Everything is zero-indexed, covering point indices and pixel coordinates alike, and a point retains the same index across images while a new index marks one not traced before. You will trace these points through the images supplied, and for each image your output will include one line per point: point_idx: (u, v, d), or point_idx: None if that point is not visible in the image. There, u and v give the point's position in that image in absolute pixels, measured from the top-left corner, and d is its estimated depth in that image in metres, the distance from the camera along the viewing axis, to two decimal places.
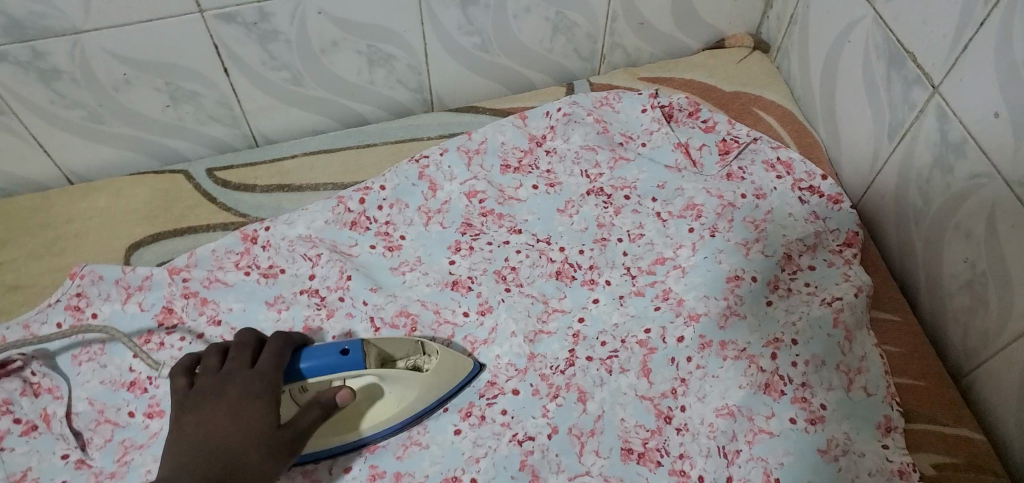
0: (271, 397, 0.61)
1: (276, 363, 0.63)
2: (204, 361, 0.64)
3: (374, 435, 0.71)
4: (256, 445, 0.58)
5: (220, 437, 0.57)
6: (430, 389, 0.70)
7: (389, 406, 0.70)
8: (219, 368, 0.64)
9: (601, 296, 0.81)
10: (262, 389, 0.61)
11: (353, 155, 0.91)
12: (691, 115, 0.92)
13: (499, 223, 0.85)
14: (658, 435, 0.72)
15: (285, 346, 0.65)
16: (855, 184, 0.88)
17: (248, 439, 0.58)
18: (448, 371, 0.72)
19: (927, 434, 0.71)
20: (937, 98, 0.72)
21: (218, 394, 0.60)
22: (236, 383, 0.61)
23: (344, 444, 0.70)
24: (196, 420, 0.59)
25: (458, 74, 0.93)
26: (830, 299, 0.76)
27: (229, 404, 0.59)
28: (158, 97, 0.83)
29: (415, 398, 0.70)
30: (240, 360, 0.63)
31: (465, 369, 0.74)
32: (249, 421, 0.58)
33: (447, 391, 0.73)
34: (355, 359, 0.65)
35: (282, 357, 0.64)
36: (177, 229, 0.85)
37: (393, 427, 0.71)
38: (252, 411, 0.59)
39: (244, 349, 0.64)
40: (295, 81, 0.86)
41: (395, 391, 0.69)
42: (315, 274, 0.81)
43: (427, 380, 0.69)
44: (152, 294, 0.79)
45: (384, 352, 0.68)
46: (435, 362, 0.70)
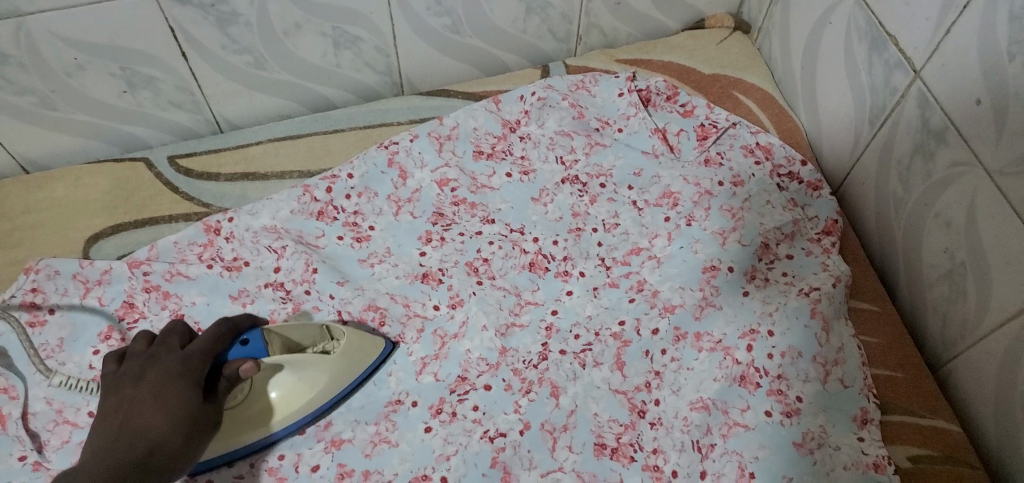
0: (193, 380, 0.59)
1: (206, 346, 0.61)
2: (133, 345, 0.63)
3: (293, 425, 0.69)
4: (178, 427, 0.57)
5: (142, 419, 0.56)
6: (342, 374, 0.70)
7: (300, 396, 0.68)
8: (145, 352, 0.62)
9: (574, 288, 0.79)
10: (186, 370, 0.59)
11: (321, 141, 0.88)
12: (669, 98, 0.90)
13: (471, 212, 0.83)
14: (631, 430, 0.71)
15: (224, 331, 0.64)
16: (835, 170, 0.86)
17: (168, 421, 0.56)
18: (358, 353, 0.71)
19: (903, 426, 0.70)
20: (919, 84, 0.70)
21: (139, 377, 0.59)
22: (162, 365, 0.59)
23: (261, 440, 0.68)
24: (116, 406, 0.57)
25: (428, 57, 0.90)
26: (808, 290, 0.75)
27: (150, 387, 0.58)
28: (113, 83, 0.79)
29: (327, 382, 0.69)
30: (168, 344, 0.62)
31: (376, 348, 0.73)
32: (174, 404, 0.57)
33: (360, 373, 0.72)
34: (257, 349, 0.64)
35: (217, 343, 0.62)
36: (139, 220, 0.82)
37: (314, 413, 0.70)
38: (174, 392, 0.58)
39: (172, 335, 0.63)
40: (257, 64, 0.83)
41: (305, 377, 0.68)
42: (281, 267, 0.78)
43: (337, 362, 0.69)
44: (112, 288, 0.77)
45: (290, 339, 0.68)
46: (345, 343, 0.70)
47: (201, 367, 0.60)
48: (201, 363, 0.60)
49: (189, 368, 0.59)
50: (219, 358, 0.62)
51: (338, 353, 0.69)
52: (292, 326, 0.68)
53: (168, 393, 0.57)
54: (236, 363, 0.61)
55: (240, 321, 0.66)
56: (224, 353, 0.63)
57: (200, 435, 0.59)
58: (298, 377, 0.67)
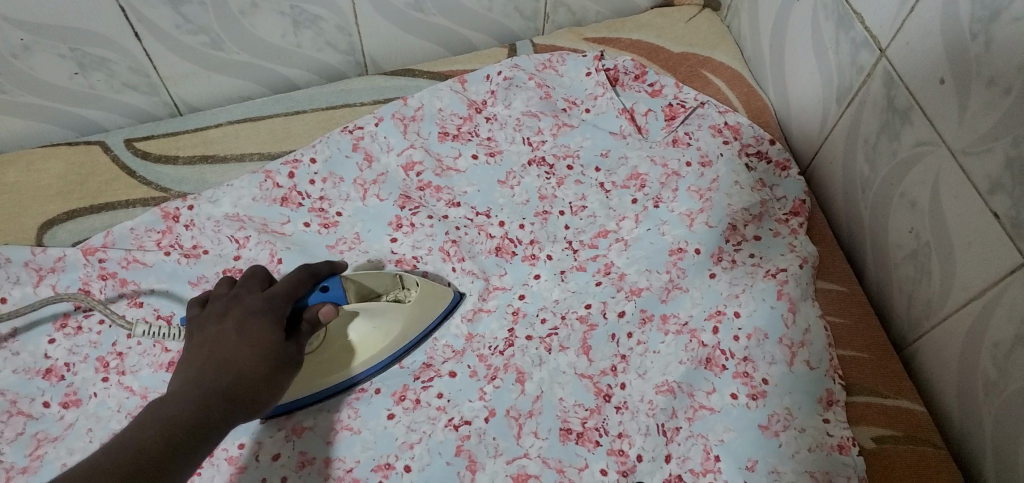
0: (274, 317, 0.59)
1: (288, 288, 0.63)
2: (215, 289, 0.63)
3: (369, 370, 0.72)
4: (264, 358, 0.56)
5: (226, 353, 0.55)
6: (413, 323, 0.72)
7: (377, 342, 0.71)
8: (227, 293, 0.63)
9: (542, 271, 0.78)
10: (268, 308, 0.60)
11: (283, 123, 0.86)
12: (637, 78, 0.89)
13: (437, 196, 0.81)
14: (597, 414, 0.70)
15: (306, 277, 0.65)
16: (804, 150, 0.86)
17: (253, 356, 0.55)
18: (431, 302, 0.73)
19: (868, 407, 0.70)
20: (884, 63, 0.69)
21: (223, 316, 0.58)
22: (243, 305, 0.59)
23: (338, 384, 0.71)
24: (199, 342, 0.56)
25: (391, 37, 0.88)
26: (775, 271, 0.74)
27: (236, 322, 0.57)
28: (64, 64, 0.77)
29: (401, 330, 0.71)
30: (250, 286, 0.63)
31: (445, 298, 0.74)
32: (255, 341, 0.56)
33: (428, 324, 0.74)
34: (335, 296, 0.67)
35: (300, 286, 0.64)
36: (94, 205, 0.80)
37: (387, 359, 0.73)
38: (258, 328, 0.57)
39: (253, 278, 0.64)
40: (214, 45, 0.81)
41: (380, 325, 0.70)
42: (241, 255, 0.77)
43: (408, 311, 0.71)
44: (67, 276, 0.75)
45: (365, 287, 0.71)
46: (417, 293, 0.72)
47: (285, 307, 0.61)
48: (286, 302, 0.62)
49: (272, 308, 0.60)
50: (302, 301, 0.64)
51: (408, 302, 0.71)
52: (366, 275, 0.71)
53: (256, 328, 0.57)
54: (316, 306, 0.64)
55: (320, 268, 0.68)
56: (305, 297, 0.64)
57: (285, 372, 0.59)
58: (374, 324, 0.70)
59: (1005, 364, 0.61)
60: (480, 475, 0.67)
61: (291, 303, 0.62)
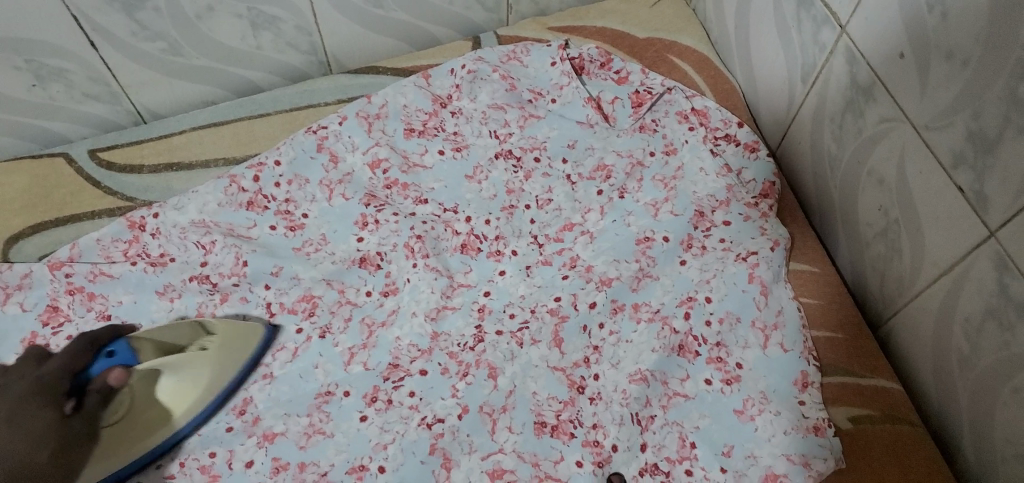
0: (47, 398, 0.59)
1: (67, 361, 0.63)
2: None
3: (188, 426, 0.68)
4: (45, 443, 0.57)
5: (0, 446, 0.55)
6: (223, 369, 0.70)
7: (188, 394, 0.68)
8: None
9: (507, 267, 0.78)
10: (40, 389, 0.60)
11: (246, 127, 0.85)
12: (603, 66, 0.88)
13: (403, 194, 0.81)
14: (571, 406, 0.70)
15: (84, 346, 0.65)
16: (773, 131, 0.85)
17: (30, 446, 0.56)
18: (236, 345, 0.71)
19: (844, 387, 0.70)
20: (845, 39, 0.69)
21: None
22: (10, 392, 0.59)
23: (158, 445, 0.67)
24: None
25: (353, 34, 0.87)
26: (746, 254, 0.74)
27: (7, 412, 0.57)
28: (21, 77, 0.76)
29: (211, 377, 0.69)
30: (22, 369, 0.62)
31: (255, 335, 0.72)
32: (30, 428, 0.57)
33: (244, 366, 0.71)
34: (125, 358, 0.66)
35: (80, 356, 0.64)
36: (61, 217, 0.80)
37: (204, 413, 0.69)
38: (28, 415, 0.58)
39: (30, 360, 0.63)
40: (173, 51, 0.80)
41: (184, 377, 0.68)
42: (208, 261, 0.76)
43: (215, 356, 0.69)
44: (35, 292, 0.74)
45: (163, 342, 0.69)
46: (218, 337, 0.71)
47: (61, 382, 0.61)
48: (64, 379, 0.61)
49: (45, 388, 0.60)
50: (84, 373, 0.64)
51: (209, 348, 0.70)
52: (161, 328, 0.70)
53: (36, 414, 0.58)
54: (103, 373, 0.64)
55: (99, 335, 0.67)
56: (86, 369, 0.64)
57: (70, 450, 0.60)
58: (177, 379, 0.68)
59: (976, 338, 0.61)
60: (456, 472, 0.66)
61: (70, 378, 0.62)
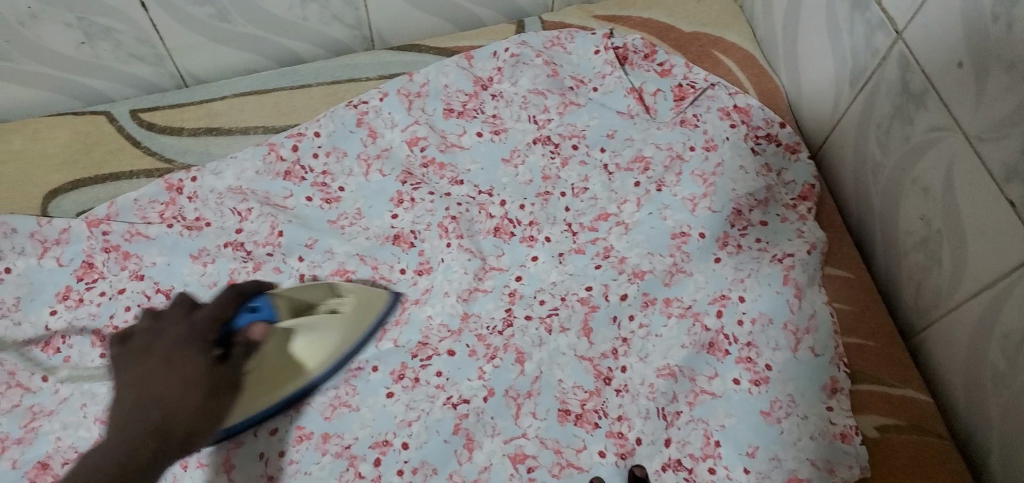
0: (200, 346, 0.55)
1: (216, 311, 0.56)
2: (137, 322, 0.58)
3: (314, 380, 0.69)
4: (195, 390, 0.54)
5: (154, 392, 0.53)
6: (349, 334, 0.70)
7: (317, 356, 0.68)
8: (151, 327, 0.57)
9: (540, 253, 0.77)
10: (192, 337, 0.55)
11: (286, 97, 0.85)
12: (647, 57, 0.87)
13: (440, 173, 0.80)
14: (596, 396, 0.70)
15: (232, 297, 0.58)
16: (815, 133, 0.84)
17: (182, 392, 0.53)
18: (364, 311, 0.71)
19: (872, 395, 0.70)
20: (900, 45, 0.68)
21: (147, 350, 0.55)
22: (166, 334, 0.55)
23: (286, 397, 0.67)
24: (125, 381, 0.54)
25: (398, 10, 0.87)
26: (781, 256, 0.74)
27: (161, 355, 0.54)
28: (70, 33, 0.76)
29: (338, 341, 0.69)
30: (174, 314, 0.57)
31: (380, 302, 0.73)
32: (183, 372, 0.54)
33: (366, 331, 0.72)
34: (268, 314, 0.60)
35: (227, 307, 0.57)
36: (98, 176, 0.80)
37: (328, 371, 0.70)
38: (180, 360, 0.54)
39: (182, 302, 0.58)
40: (220, 16, 0.80)
41: (316, 340, 0.67)
42: (243, 229, 0.76)
43: (344, 322, 0.69)
44: (71, 248, 0.75)
45: (301, 299, 0.67)
46: (349, 303, 0.70)
47: (211, 332, 0.56)
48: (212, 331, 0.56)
49: (195, 336, 0.55)
50: (231, 328, 0.57)
51: (344, 314, 0.69)
52: (301, 288, 0.67)
53: (188, 366, 0.54)
54: (247, 327, 0.57)
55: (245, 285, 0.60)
56: (232, 320, 0.57)
57: (222, 398, 0.56)
58: (310, 340, 0.67)
59: (1014, 355, 0.60)
60: (478, 453, 0.67)
61: (218, 329, 0.56)
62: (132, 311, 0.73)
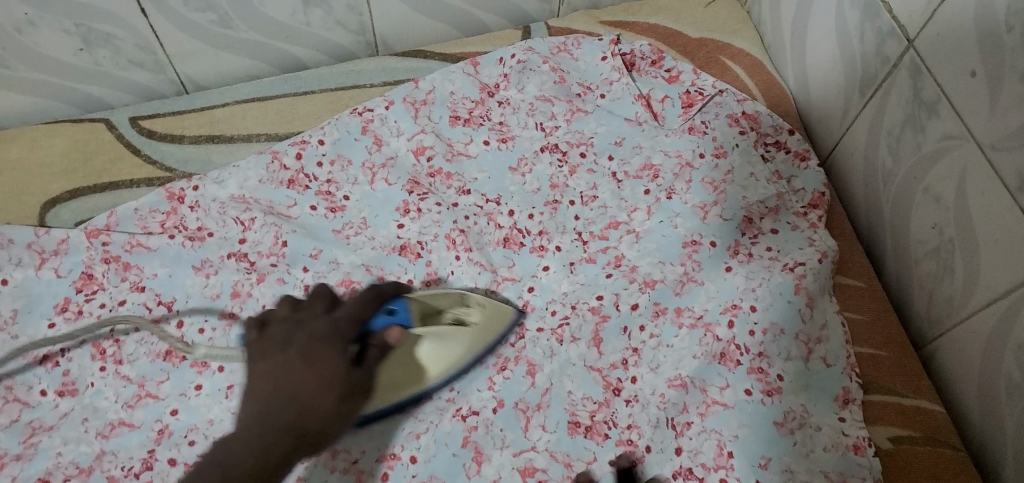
0: (338, 344, 0.56)
1: (355, 311, 0.59)
2: (276, 308, 0.58)
3: (432, 387, 0.68)
4: (331, 389, 0.54)
5: (293, 385, 0.53)
6: (473, 347, 0.69)
7: (439, 364, 0.67)
8: (289, 316, 0.57)
9: (551, 263, 0.77)
10: (332, 335, 0.56)
11: (289, 104, 0.84)
12: (654, 63, 0.87)
13: (447, 183, 0.79)
14: (606, 407, 0.70)
15: (371, 298, 0.61)
16: (824, 140, 0.83)
17: (322, 390, 0.54)
18: (489, 324, 0.70)
19: (885, 406, 0.69)
20: (912, 53, 0.67)
21: (286, 341, 0.55)
22: (308, 329, 0.56)
23: (404, 399, 0.67)
24: (261, 371, 0.54)
25: (402, 16, 0.85)
26: (793, 265, 0.72)
27: (299, 349, 0.54)
28: (68, 40, 0.75)
29: (462, 353, 0.68)
30: (313, 308, 0.58)
31: (506, 316, 0.72)
32: (321, 370, 0.54)
33: (489, 344, 0.71)
34: (403, 318, 0.63)
35: (366, 308, 0.60)
36: (97, 185, 0.79)
37: (446, 379, 0.69)
38: (321, 357, 0.54)
39: (318, 299, 0.59)
40: (222, 22, 0.78)
41: (441, 348, 0.67)
42: (246, 239, 0.75)
43: (471, 333, 0.69)
44: (69, 259, 0.73)
45: (428, 306, 0.67)
46: (478, 314, 0.70)
47: (350, 332, 0.57)
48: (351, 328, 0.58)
49: (338, 334, 0.56)
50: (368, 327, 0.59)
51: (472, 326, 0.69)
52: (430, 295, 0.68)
53: (325, 356, 0.55)
54: (383, 330, 0.60)
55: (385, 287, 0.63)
56: (370, 321, 0.60)
57: (354, 399, 0.57)
58: (436, 347, 0.67)
59: None
60: (487, 466, 0.66)
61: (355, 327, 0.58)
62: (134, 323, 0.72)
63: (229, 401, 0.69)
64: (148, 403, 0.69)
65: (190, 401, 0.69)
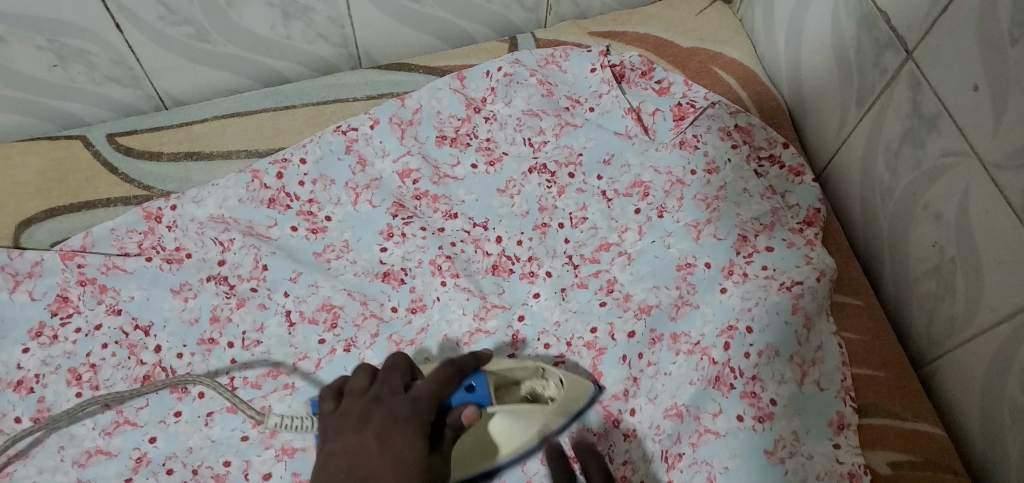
0: (420, 427, 0.52)
1: (433, 389, 0.54)
2: (353, 381, 0.56)
3: (507, 459, 0.67)
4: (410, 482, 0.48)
5: (371, 467, 0.48)
6: (547, 424, 0.65)
7: (511, 442, 0.65)
8: (367, 389, 0.55)
9: (542, 290, 0.76)
10: (413, 415, 0.52)
11: (270, 118, 0.82)
12: (644, 75, 0.84)
13: (433, 206, 0.78)
14: (605, 439, 0.71)
15: (452, 375, 0.56)
16: (819, 153, 0.81)
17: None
18: (569, 400, 0.66)
19: (885, 429, 0.67)
20: (910, 66, 0.65)
21: (364, 418, 0.51)
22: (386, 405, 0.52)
23: (482, 470, 0.67)
24: (338, 449, 0.49)
25: (385, 28, 0.83)
26: (790, 284, 0.69)
27: (376, 428, 0.50)
28: (42, 56, 0.73)
29: (535, 432, 0.65)
30: (390, 382, 0.55)
31: (585, 392, 0.68)
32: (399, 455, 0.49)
33: (565, 419, 0.68)
34: (482, 396, 0.58)
35: (446, 387, 0.55)
36: (73, 204, 0.77)
37: (521, 452, 0.67)
38: (403, 443, 0.50)
39: (395, 372, 0.56)
40: (199, 36, 0.76)
41: (512, 429, 0.64)
42: (226, 260, 0.73)
43: (547, 413, 0.64)
44: (44, 281, 0.71)
45: (505, 376, 0.63)
46: (557, 390, 0.64)
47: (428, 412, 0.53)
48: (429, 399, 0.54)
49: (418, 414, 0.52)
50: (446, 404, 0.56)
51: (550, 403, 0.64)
52: (507, 364, 0.63)
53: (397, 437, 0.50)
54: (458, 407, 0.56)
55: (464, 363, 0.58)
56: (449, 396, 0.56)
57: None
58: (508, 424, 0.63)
59: None
60: None
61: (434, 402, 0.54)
62: (110, 347, 0.70)
63: (209, 429, 0.68)
64: (126, 430, 0.67)
65: (169, 428, 0.68)
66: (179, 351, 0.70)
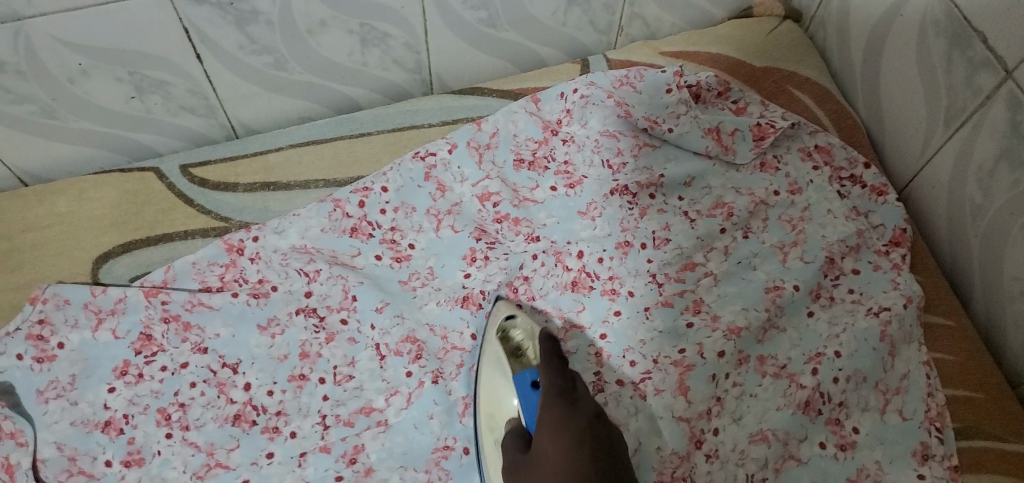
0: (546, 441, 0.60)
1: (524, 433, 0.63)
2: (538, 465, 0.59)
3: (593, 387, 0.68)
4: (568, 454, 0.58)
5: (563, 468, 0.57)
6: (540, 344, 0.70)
7: None
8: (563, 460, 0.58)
9: (623, 308, 0.74)
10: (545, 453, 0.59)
11: (346, 146, 0.81)
12: (720, 95, 0.84)
13: (515, 229, 0.77)
14: (686, 461, 0.67)
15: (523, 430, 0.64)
16: (900, 171, 0.82)
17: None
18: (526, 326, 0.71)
19: (988, 452, 0.67)
20: (1010, 85, 0.63)
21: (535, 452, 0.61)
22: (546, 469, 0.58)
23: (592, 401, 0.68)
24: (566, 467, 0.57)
25: (459, 53, 0.83)
26: (878, 309, 0.72)
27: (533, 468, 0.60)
28: (121, 88, 0.71)
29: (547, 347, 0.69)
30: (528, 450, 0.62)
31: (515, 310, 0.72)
32: (562, 422, 0.60)
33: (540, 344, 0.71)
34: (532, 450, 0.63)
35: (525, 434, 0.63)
36: (150, 237, 0.76)
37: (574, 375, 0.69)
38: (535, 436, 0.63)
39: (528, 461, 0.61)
40: (277, 65, 0.75)
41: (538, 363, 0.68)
42: (312, 292, 0.72)
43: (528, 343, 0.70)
44: (128, 319, 0.69)
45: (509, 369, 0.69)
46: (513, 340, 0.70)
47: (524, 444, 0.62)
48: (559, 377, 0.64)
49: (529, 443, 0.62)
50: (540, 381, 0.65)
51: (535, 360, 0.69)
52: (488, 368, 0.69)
53: (561, 383, 0.63)
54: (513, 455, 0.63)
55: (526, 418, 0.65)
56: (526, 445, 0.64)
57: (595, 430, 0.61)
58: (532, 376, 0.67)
59: None
60: None
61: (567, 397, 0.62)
62: (199, 386, 0.68)
63: (303, 470, 0.66)
64: (219, 473, 0.65)
65: (261, 471, 0.66)
66: (270, 389, 0.69)
